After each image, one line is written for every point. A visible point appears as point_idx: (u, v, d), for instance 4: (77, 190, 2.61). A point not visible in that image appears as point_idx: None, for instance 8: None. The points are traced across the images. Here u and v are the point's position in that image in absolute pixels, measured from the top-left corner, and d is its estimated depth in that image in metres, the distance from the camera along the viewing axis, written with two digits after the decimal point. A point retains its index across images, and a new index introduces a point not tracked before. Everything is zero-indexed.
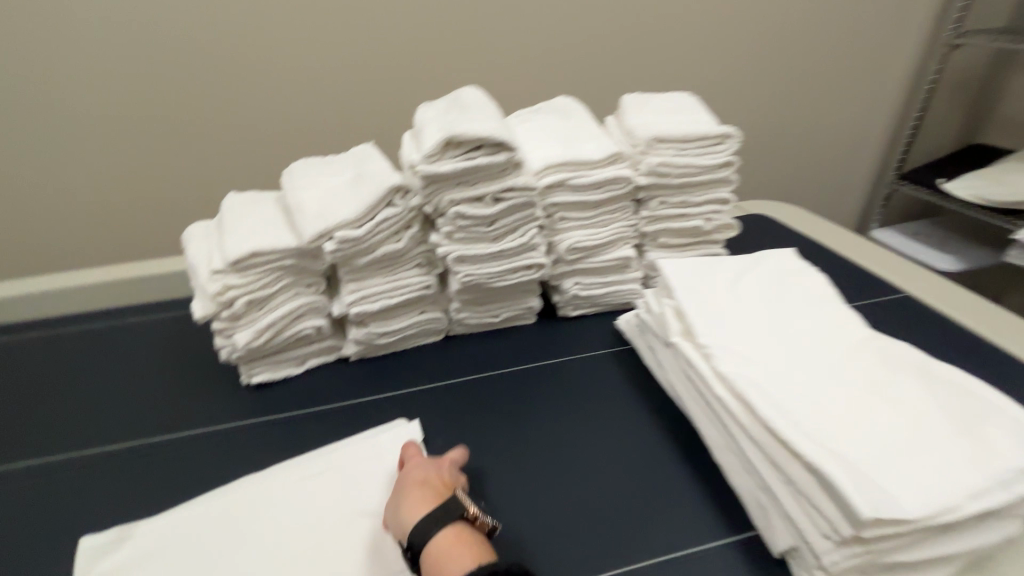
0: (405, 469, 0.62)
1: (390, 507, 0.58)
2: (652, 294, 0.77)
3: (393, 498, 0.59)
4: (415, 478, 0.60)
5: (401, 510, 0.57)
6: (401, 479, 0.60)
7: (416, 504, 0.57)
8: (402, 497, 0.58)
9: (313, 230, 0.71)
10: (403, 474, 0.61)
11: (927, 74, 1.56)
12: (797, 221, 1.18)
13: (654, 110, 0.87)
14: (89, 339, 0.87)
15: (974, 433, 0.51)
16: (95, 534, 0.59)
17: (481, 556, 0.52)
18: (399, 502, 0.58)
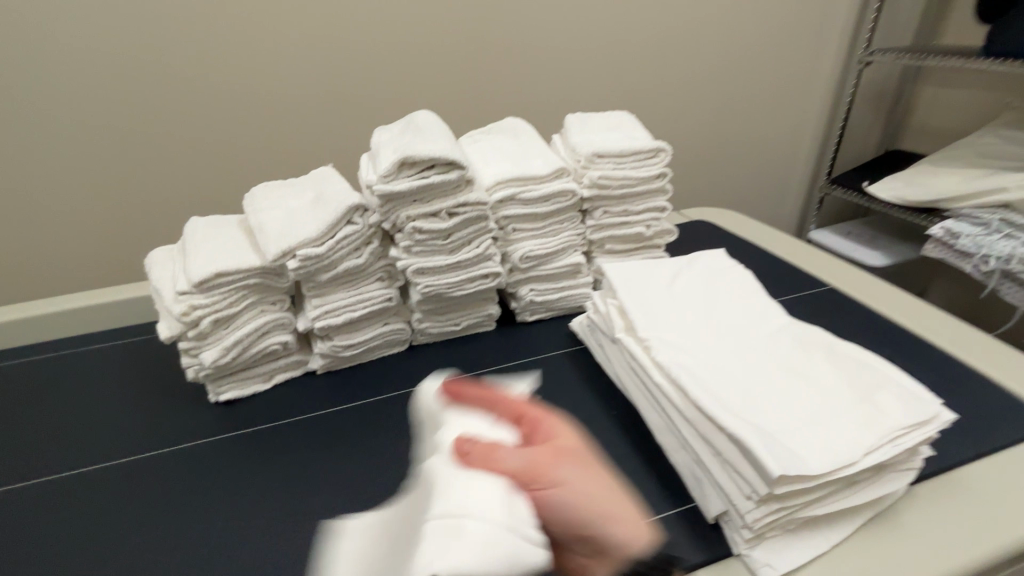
0: (577, 455, 0.49)
1: (584, 497, 0.45)
2: (599, 296, 0.83)
3: (575, 482, 0.45)
4: (593, 468, 0.49)
5: (607, 509, 0.45)
6: (575, 464, 0.47)
7: (625, 507, 0.47)
8: (601, 492, 0.46)
9: (276, 249, 0.74)
10: (578, 460, 0.48)
11: (845, 88, 1.72)
12: (734, 224, 1.29)
13: (595, 128, 0.95)
14: (54, 365, 0.88)
15: (870, 400, 0.58)
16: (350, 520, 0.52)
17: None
18: (597, 495, 0.46)
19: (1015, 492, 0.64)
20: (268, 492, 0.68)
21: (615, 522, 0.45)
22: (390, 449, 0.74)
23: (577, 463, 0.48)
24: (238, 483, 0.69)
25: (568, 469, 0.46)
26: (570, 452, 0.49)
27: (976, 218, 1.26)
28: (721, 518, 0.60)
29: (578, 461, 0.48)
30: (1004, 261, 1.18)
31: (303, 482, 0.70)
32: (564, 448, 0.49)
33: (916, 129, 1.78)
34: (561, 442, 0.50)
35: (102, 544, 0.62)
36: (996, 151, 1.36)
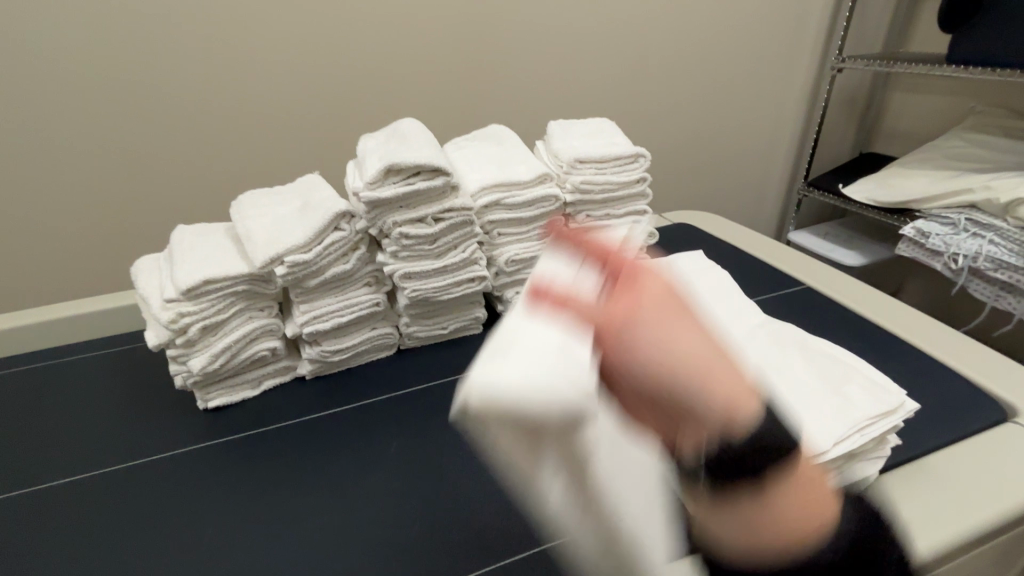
0: (689, 301, 0.38)
1: (679, 345, 0.34)
2: None
3: (680, 325, 0.36)
4: (705, 322, 0.38)
5: (715, 367, 0.34)
6: (684, 309, 0.37)
7: (739, 378, 0.35)
8: (709, 345, 0.35)
9: (264, 255, 0.75)
10: (688, 306, 0.38)
11: (819, 93, 1.77)
12: (714, 226, 1.33)
13: (576, 135, 0.98)
14: (37, 376, 0.87)
15: (839, 391, 0.61)
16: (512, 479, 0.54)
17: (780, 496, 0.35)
18: (708, 348, 0.35)
19: (975, 476, 0.68)
20: (260, 497, 0.69)
21: (706, 393, 0.34)
22: (380, 451, 0.75)
23: (688, 308, 0.37)
24: (229, 489, 0.70)
25: (675, 312, 0.37)
26: (682, 296, 0.38)
27: (942, 218, 1.32)
28: None
29: (689, 305, 0.38)
30: (971, 259, 1.23)
31: (294, 486, 0.70)
32: (676, 288, 0.39)
33: (888, 132, 1.84)
34: (675, 283, 0.40)
35: (92, 554, 0.62)
36: (962, 153, 1.41)
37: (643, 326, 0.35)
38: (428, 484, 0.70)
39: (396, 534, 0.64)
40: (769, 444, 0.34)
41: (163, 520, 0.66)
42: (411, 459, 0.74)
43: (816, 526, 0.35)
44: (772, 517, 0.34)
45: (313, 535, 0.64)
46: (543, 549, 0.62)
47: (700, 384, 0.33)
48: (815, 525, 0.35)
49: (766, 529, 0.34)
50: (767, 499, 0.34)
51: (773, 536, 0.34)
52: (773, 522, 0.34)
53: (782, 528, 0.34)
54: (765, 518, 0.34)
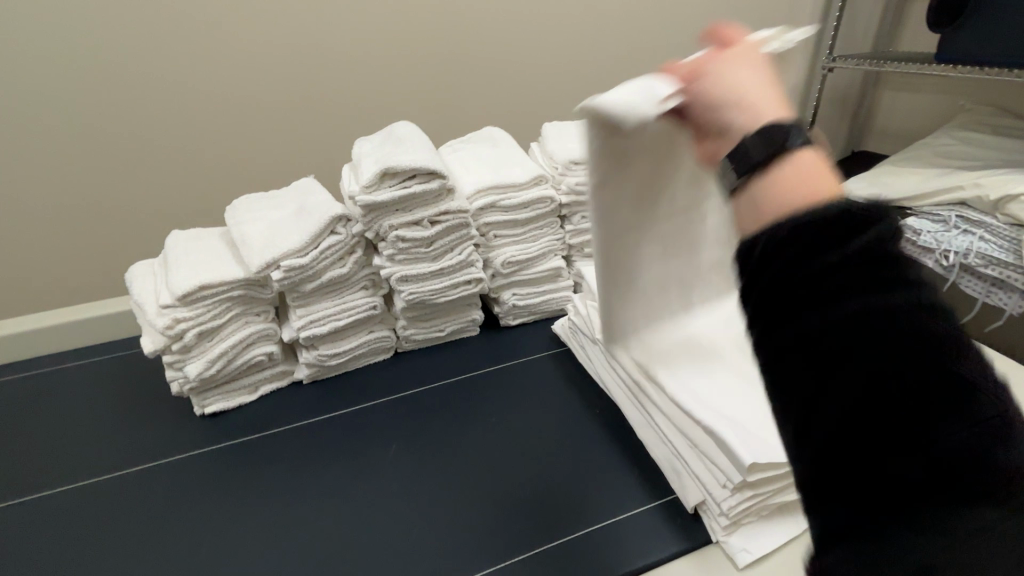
0: (761, 60, 0.41)
1: (733, 75, 0.38)
2: (581, 300, 0.87)
3: (742, 58, 0.40)
4: (770, 74, 0.40)
5: (756, 85, 0.38)
6: (754, 58, 0.41)
7: (778, 103, 0.37)
8: (763, 88, 0.38)
9: (260, 260, 0.75)
10: (759, 59, 0.41)
11: (811, 93, 1.79)
12: None
13: (571, 136, 0.98)
14: (28, 386, 0.86)
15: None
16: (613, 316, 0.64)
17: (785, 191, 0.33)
18: (758, 76, 0.39)
19: None
20: (258, 503, 0.69)
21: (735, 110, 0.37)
22: (379, 455, 0.75)
23: (758, 57, 0.41)
24: (227, 497, 0.70)
25: (742, 53, 0.41)
26: (759, 56, 0.42)
27: (933, 215, 1.33)
28: (700, 507, 0.64)
29: (763, 62, 0.41)
30: (962, 255, 1.25)
31: (293, 491, 0.70)
32: (755, 51, 0.42)
33: (878, 131, 1.86)
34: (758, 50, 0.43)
35: (89, 565, 0.61)
36: (951, 151, 1.43)
37: (725, 58, 0.39)
38: (427, 487, 0.70)
39: (396, 539, 0.64)
40: (789, 129, 0.34)
41: (159, 529, 0.65)
42: (411, 462, 0.74)
43: (826, 200, 0.32)
44: (771, 206, 0.33)
45: (313, 541, 0.64)
46: (543, 548, 0.62)
47: (732, 101, 0.37)
48: (826, 201, 0.32)
49: (767, 197, 0.33)
50: (772, 169, 0.33)
51: (772, 207, 0.33)
52: (775, 194, 0.33)
53: (781, 197, 0.33)
54: (767, 185, 0.33)
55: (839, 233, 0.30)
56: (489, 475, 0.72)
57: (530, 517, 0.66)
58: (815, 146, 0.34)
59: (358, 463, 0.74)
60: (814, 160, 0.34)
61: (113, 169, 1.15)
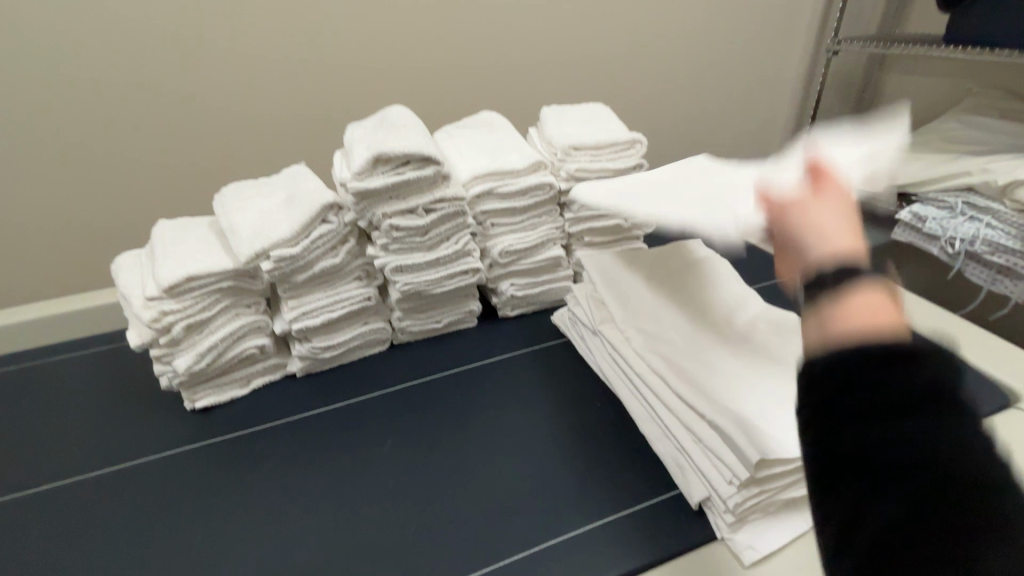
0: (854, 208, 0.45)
1: (809, 211, 0.43)
2: (581, 290, 0.85)
3: (832, 205, 0.44)
4: (857, 220, 0.43)
5: (838, 227, 0.41)
6: (846, 206, 0.44)
7: (858, 243, 0.40)
8: (842, 223, 0.42)
9: (249, 250, 0.73)
10: (851, 207, 0.44)
11: (815, 76, 1.75)
12: None
13: (570, 121, 0.95)
14: (12, 381, 0.83)
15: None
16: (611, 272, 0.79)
17: (854, 304, 0.34)
18: (843, 221, 0.42)
19: None
20: (249, 501, 0.67)
21: (808, 239, 0.41)
22: (374, 450, 0.73)
23: (850, 205, 0.45)
24: (218, 493, 0.68)
25: (835, 196, 0.45)
26: (855, 206, 0.45)
27: (938, 201, 1.31)
28: (705, 502, 0.63)
29: (857, 211, 0.44)
30: (968, 243, 1.23)
31: (286, 487, 0.68)
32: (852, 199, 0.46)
33: None
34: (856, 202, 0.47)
35: (75, 565, 0.59)
36: (959, 136, 1.40)
37: (809, 198, 0.45)
38: (424, 482, 0.69)
39: (393, 536, 0.62)
40: (864, 266, 0.36)
41: (146, 530, 0.63)
42: (407, 457, 0.72)
43: (888, 330, 0.33)
44: (837, 321, 0.34)
45: (307, 538, 0.62)
46: (544, 545, 0.61)
47: (806, 229, 0.42)
48: (889, 332, 0.33)
49: (832, 310, 0.35)
50: (839, 288, 0.35)
51: (833, 321, 0.34)
52: (839, 309, 0.35)
53: (848, 317, 0.34)
54: (833, 302, 0.35)
55: (891, 367, 0.31)
56: (488, 470, 0.70)
57: (531, 513, 0.64)
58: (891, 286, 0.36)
59: (353, 458, 0.72)
60: (885, 297, 0.35)
61: None
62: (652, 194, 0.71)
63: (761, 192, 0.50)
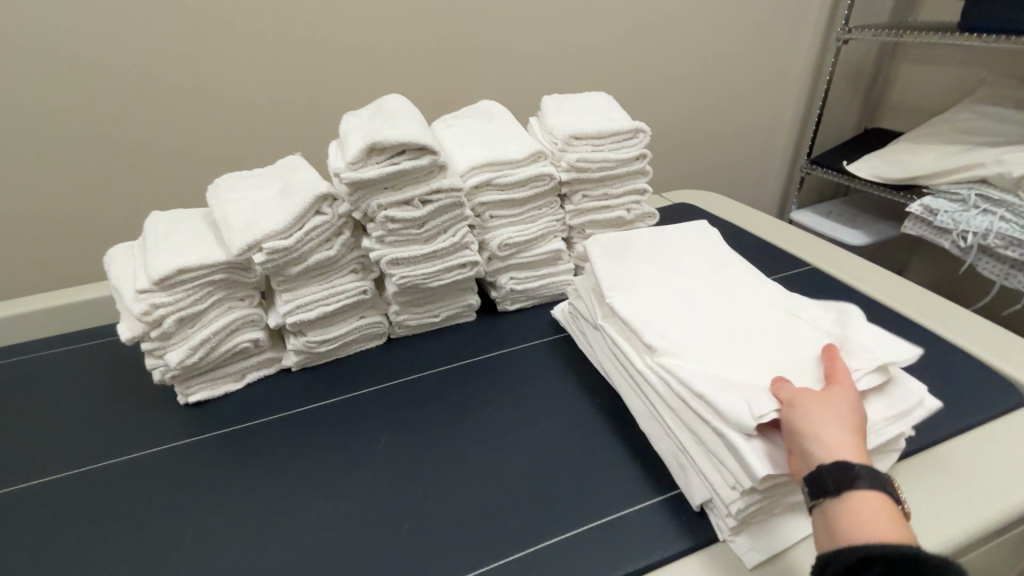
0: (851, 400, 0.53)
1: (817, 419, 0.50)
2: (581, 284, 0.83)
3: (831, 403, 0.52)
4: (853, 420, 0.51)
5: (834, 427, 0.49)
6: (843, 402, 0.52)
7: (852, 447, 0.48)
8: (845, 437, 0.49)
9: (241, 242, 0.71)
10: (848, 403, 0.52)
11: (825, 65, 1.70)
12: (716, 207, 1.28)
13: (571, 110, 0.93)
14: (6, 374, 0.83)
15: (848, 337, 0.63)
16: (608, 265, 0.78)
17: (858, 511, 0.44)
18: (840, 421, 0.50)
19: (994, 464, 0.65)
20: (241, 498, 0.65)
21: (816, 446, 0.48)
22: (369, 446, 0.72)
23: (847, 400, 0.53)
24: (209, 489, 0.66)
25: (832, 393, 0.53)
26: (853, 399, 0.53)
27: (951, 194, 1.27)
28: (706, 504, 0.61)
29: (855, 405, 0.52)
30: (981, 236, 1.19)
31: (279, 483, 0.67)
32: (850, 389, 0.54)
33: (894, 106, 1.78)
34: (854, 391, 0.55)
35: (64, 561, 0.58)
36: (972, 126, 1.36)
37: (817, 402, 0.52)
38: (418, 479, 0.67)
39: (385, 534, 0.61)
40: (856, 474, 0.45)
41: (137, 526, 0.62)
42: (402, 453, 0.71)
43: (880, 539, 0.42)
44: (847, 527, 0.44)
45: (298, 536, 0.61)
46: (540, 545, 0.59)
47: (813, 434, 0.49)
48: (883, 542, 0.42)
49: (838, 520, 0.45)
50: (838, 498, 0.45)
51: (838, 532, 0.45)
52: (841, 522, 0.45)
53: (855, 527, 0.44)
54: (835, 511, 0.45)
55: (891, 575, 0.40)
56: (485, 468, 0.68)
57: (528, 513, 0.62)
58: (881, 490, 0.45)
59: (348, 454, 0.71)
60: (883, 504, 0.44)
61: (93, 147, 1.10)
62: (657, 314, 0.70)
63: (775, 383, 0.56)
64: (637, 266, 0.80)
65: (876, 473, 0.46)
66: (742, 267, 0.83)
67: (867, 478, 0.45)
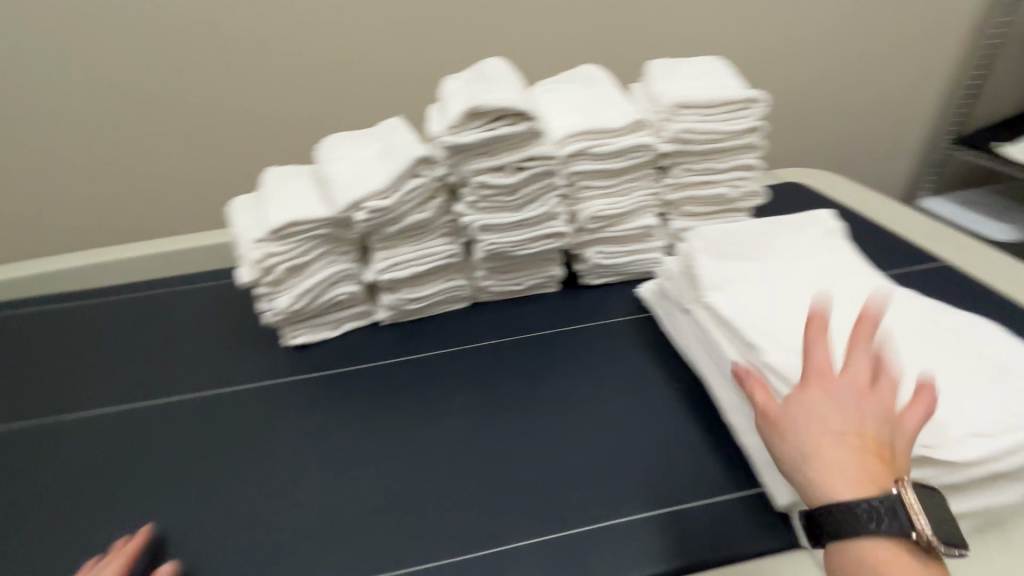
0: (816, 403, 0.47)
1: (805, 457, 0.45)
2: (674, 262, 0.79)
3: (806, 420, 0.46)
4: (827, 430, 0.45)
5: (812, 456, 0.45)
6: (829, 412, 0.46)
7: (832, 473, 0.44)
8: (844, 462, 0.44)
9: (346, 200, 0.76)
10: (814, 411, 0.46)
11: (991, 27, 1.44)
12: (833, 189, 1.15)
13: (679, 76, 0.87)
14: (148, 305, 0.95)
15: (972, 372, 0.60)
16: (710, 251, 0.74)
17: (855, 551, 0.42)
18: (819, 442, 0.45)
19: None
20: (333, 438, 0.72)
21: (808, 489, 0.45)
22: (449, 404, 0.75)
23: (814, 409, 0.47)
24: (304, 425, 0.73)
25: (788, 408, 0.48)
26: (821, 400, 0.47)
27: None
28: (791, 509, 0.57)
29: (828, 407, 0.46)
30: None
31: (366, 429, 0.73)
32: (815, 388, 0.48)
33: None
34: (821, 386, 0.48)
35: (191, 472, 0.68)
36: None
37: (796, 428, 0.46)
38: (492, 442, 0.69)
39: (461, 492, 0.64)
40: (850, 523, 0.41)
41: (247, 451, 0.71)
42: (478, 415, 0.73)
43: None
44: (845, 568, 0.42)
45: (379, 479, 0.66)
46: (607, 522, 0.59)
47: (802, 476, 0.45)
48: None
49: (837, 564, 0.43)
50: (834, 544, 0.43)
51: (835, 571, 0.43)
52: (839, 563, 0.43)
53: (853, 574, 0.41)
54: (835, 552, 0.43)
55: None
56: (558, 439, 0.69)
57: (600, 489, 0.63)
58: (884, 530, 0.41)
59: (428, 410, 0.74)
60: (881, 544, 0.41)
61: None
62: (759, 308, 0.67)
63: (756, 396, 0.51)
64: (744, 261, 0.75)
65: (876, 512, 0.41)
66: (868, 269, 0.75)
67: (864, 523, 0.41)
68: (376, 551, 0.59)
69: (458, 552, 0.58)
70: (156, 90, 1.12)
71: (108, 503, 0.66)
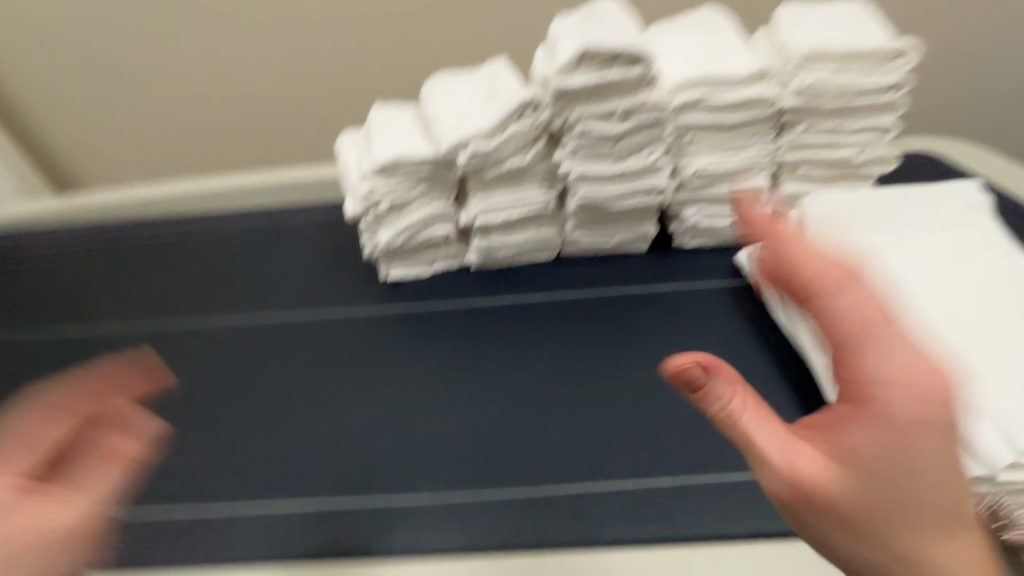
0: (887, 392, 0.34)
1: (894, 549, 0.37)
2: (781, 229, 0.74)
3: (875, 491, 0.37)
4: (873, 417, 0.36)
5: (894, 539, 0.37)
6: (901, 473, 0.37)
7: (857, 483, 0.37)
8: (928, 541, 0.37)
9: (450, 140, 0.77)
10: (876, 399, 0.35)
11: None
12: (978, 161, 1.01)
13: (814, 22, 0.78)
14: (256, 232, 1.02)
15: None
16: (821, 224, 0.69)
17: None
18: (901, 521, 0.37)
19: None
20: (424, 371, 0.76)
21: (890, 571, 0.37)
22: (535, 351, 0.77)
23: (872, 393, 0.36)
24: (398, 354, 0.78)
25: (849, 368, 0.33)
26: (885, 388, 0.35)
27: None
28: None
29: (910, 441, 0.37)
30: None
31: (453, 369, 0.76)
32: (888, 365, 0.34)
33: None
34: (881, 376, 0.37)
35: (302, 381, 0.77)
36: None
37: (870, 513, 0.37)
38: (577, 395, 0.71)
39: (545, 436, 0.67)
40: None
41: (347, 374, 0.77)
42: (563, 369, 0.74)
43: None
44: None
45: (466, 414, 0.70)
46: (691, 483, 0.62)
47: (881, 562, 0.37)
48: None
49: None
50: None
51: None
52: None
53: None
54: None
55: None
56: (639, 396, 0.70)
57: (684, 455, 0.64)
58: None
59: (513, 355, 0.77)
60: None
61: None
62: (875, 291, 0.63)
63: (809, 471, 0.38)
64: (861, 234, 0.69)
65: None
66: (1013, 245, 0.66)
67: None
68: (465, 470, 0.65)
69: (539, 483, 0.63)
70: (268, 22, 1.14)
71: (238, 397, 0.76)
